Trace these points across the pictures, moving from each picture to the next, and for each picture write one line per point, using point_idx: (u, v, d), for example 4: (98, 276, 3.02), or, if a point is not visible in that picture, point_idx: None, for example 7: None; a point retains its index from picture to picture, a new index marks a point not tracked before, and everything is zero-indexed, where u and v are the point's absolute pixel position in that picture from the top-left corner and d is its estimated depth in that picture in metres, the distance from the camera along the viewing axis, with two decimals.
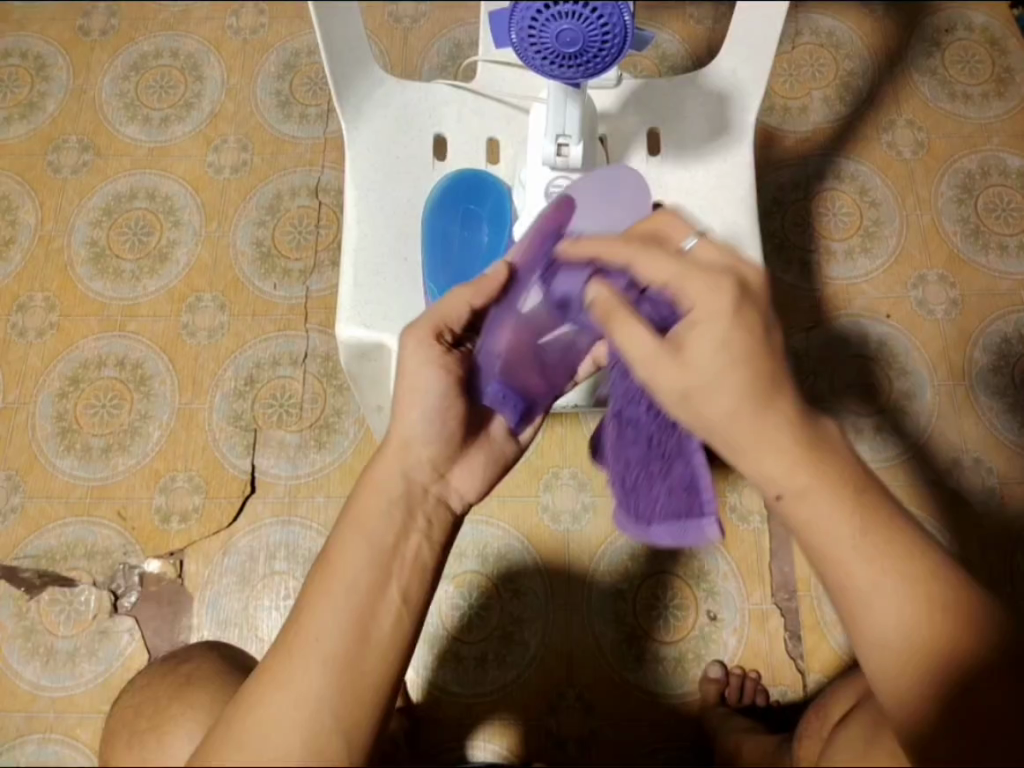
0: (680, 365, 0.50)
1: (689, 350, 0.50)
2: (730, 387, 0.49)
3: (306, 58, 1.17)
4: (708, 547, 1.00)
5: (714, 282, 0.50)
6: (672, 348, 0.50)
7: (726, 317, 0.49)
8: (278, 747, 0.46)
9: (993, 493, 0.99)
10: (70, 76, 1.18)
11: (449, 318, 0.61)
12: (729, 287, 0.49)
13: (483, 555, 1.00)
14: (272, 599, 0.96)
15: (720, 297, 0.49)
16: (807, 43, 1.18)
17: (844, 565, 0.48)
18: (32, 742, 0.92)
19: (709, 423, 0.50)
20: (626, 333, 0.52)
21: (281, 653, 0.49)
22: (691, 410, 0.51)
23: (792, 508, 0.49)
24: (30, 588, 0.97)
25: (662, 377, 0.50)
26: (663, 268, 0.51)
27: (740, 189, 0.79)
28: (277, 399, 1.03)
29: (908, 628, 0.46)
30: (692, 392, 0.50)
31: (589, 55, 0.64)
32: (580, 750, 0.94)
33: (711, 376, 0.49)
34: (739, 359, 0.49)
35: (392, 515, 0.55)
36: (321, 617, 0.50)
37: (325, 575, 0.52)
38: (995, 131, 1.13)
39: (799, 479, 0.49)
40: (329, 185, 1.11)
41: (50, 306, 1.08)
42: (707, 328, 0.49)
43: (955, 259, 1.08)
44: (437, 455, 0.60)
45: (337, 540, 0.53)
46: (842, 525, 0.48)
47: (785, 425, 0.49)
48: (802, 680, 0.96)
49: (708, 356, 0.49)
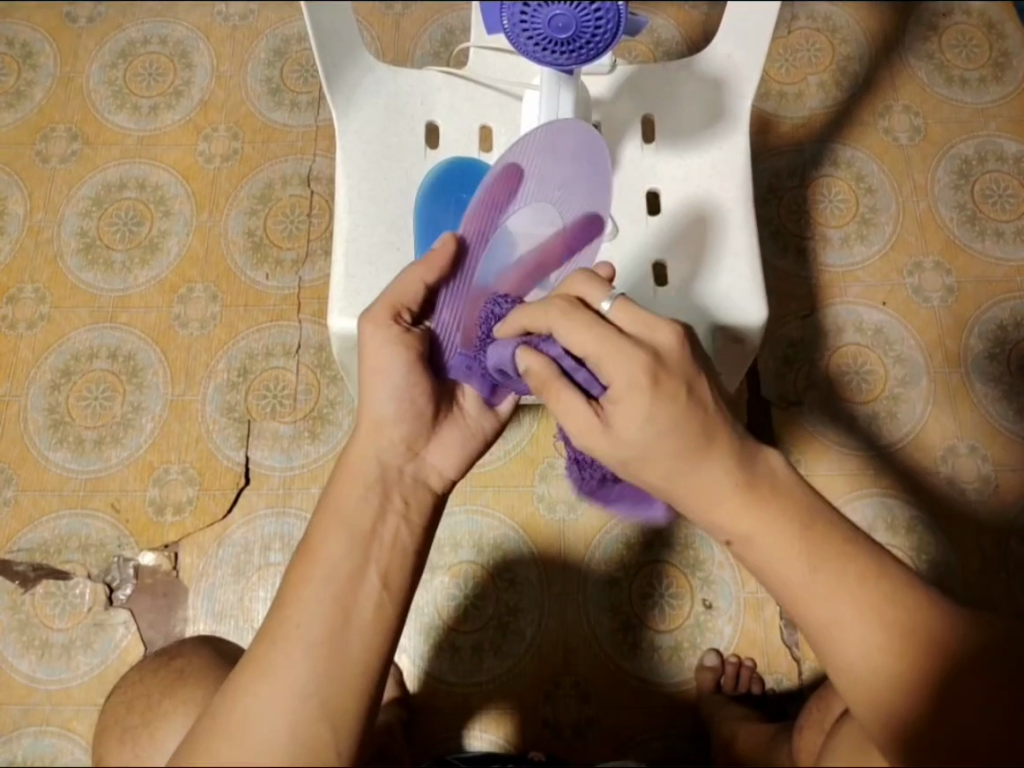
0: (609, 437, 0.50)
1: (617, 425, 0.50)
2: (665, 452, 0.49)
3: (297, 45, 1.16)
4: (702, 536, 1.00)
5: (631, 356, 0.49)
6: (602, 418, 0.51)
7: (646, 389, 0.49)
8: (267, 743, 0.45)
9: (988, 481, 0.98)
10: (58, 64, 1.16)
11: (406, 296, 0.61)
12: (644, 362, 0.49)
13: (479, 544, 1.00)
14: (267, 590, 0.96)
15: (637, 374, 0.49)
16: (803, 27, 1.17)
17: (797, 596, 0.47)
18: (29, 736, 0.92)
19: (650, 487, 0.51)
20: (564, 404, 0.52)
21: (264, 642, 0.49)
22: (632, 476, 0.51)
23: (742, 554, 0.49)
24: (25, 581, 0.97)
25: (597, 447, 0.51)
26: (583, 338, 0.51)
27: (737, 173, 0.78)
28: (271, 390, 1.03)
29: (872, 655, 0.44)
30: (628, 461, 0.51)
31: (582, 40, 0.63)
32: (577, 738, 0.94)
33: (644, 449, 0.49)
34: (665, 431, 0.49)
35: (368, 500, 0.55)
36: (302, 604, 0.49)
37: (303, 564, 0.51)
38: (993, 115, 1.12)
39: (743, 527, 0.48)
40: (320, 174, 1.10)
41: (41, 297, 1.07)
42: (628, 405, 0.49)
43: (951, 245, 1.07)
44: (410, 434, 0.60)
45: (315, 527, 0.53)
46: (792, 558, 0.47)
47: (727, 466, 0.49)
48: (798, 668, 0.96)
49: (636, 434, 0.49)
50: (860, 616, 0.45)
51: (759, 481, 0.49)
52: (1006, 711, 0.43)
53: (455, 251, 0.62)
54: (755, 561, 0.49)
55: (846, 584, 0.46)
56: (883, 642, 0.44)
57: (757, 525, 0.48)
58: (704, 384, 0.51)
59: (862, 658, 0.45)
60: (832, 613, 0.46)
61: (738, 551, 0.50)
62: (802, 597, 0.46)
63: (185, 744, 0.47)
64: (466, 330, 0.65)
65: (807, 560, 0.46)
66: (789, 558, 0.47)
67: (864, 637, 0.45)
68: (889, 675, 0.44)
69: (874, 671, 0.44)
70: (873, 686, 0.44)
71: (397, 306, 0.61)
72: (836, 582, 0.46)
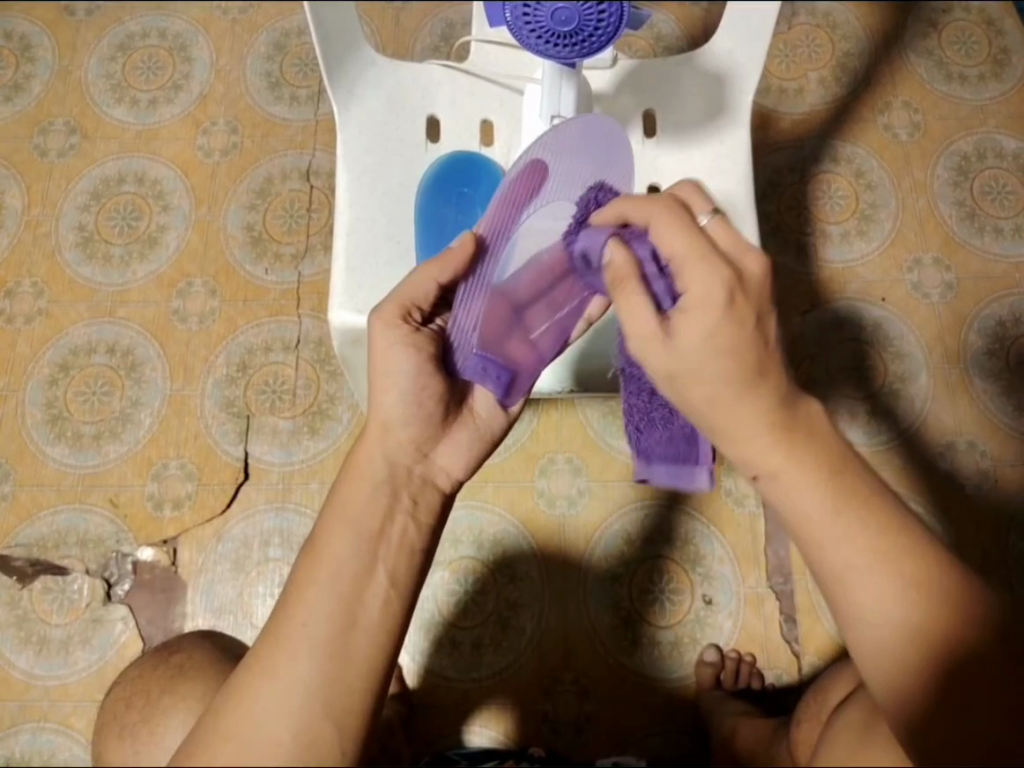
0: (669, 346, 0.48)
1: (682, 333, 0.48)
2: (716, 374, 0.47)
3: (296, 39, 1.15)
4: (702, 532, 1.00)
5: (713, 268, 0.47)
6: (666, 331, 0.49)
7: (721, 308, 0.46)
8: (272, 740, 0.45)
9: (987, 477, 0.99)
10: (55, 57, 1.16)
11: (417, 295, 0.60)
12: (727, 276, 0.46)
13: (479, 540, 1.00)
14: (266, 585, 0.96)
15: (716, 286, 0.46)
16: (803, 23, 1.17)
17: (820, 540, 0.46)
18: (27, 732, 0.91)
19: (692, 408, 0.49)
20: (631, 305, 0.50)
21: (269, 643, 0.48)
22: (676, 390, 0.49)
23: (767, 488, 0.48)
24: (22, 576, 0.96)
25: (654, 355, 0.49)
26: (674, 238, 0.48)
27: (738, 168, 0.78)
28: (270, 385, 1.02)
29: (887, 606, 0.44)
30: (679, 373, 0.48)
31: (584, 34, 0.63)
32: (577, 734, 0.94)
33: (699, 360, 0.47)
34: (729, 348, 0.46)
35: (376, 501, 0.54)
36: (309, 604, 0.49)
37: (309, 564, 0.51)
38: (991, 112, 1.12)
39: (773, 462, 0.47)
40: (320, 168, 1.10)
41: (39, 291, 1.06)
42: (696, 317, 0.47)
43: (950, 241, 1.08)
44: (419, 435, 0.58)
45: (323, 525, 0.53)
46: (818, 496, 0.46)
47: (769, 405, 0.47)
48: (798, 663, 0.97)
49: (696, 343, 0.47)
50: (869, 555, 0.45)
51: (797, 424, 0.47)
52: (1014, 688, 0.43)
53: (474, 249, 0.60)
54: (778, 499, 0.47)
55: (867, 528, 0.45)
56: (902, 596, 0.44)
57: (788, 461, 0.47)
58: (774, 318, 0.48)
59: (873, 604, 0.45)
60: (848, 558, 0.45)
61: (764, 488, 0.48)
62: (819, 536, 0.46)
63: (186, 743, 0.47)
64: (483, 333, 0.62)
65: (832, 502, 0.46)
66: (818, 501, 0.46)
67: (873, 583, 0.45)
68: (895, 619, 0.44)
69: (892, 625, 0.44)
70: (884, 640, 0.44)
71: (409, 303, 0.59)
72: (856, 524, 0.45)
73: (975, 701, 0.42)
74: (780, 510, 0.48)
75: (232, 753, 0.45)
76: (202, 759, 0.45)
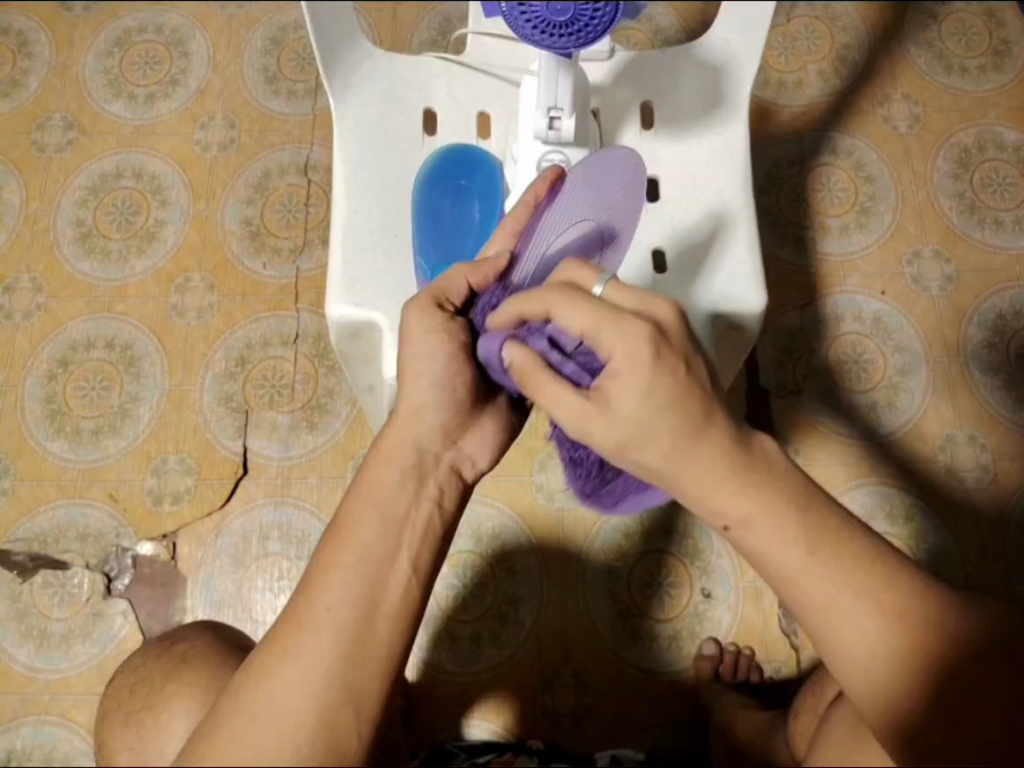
0: (606, 416, 0.46)
1: (613, 400, 0.46)
2: (663, 431, 0.45)
3: (294, 34, 1.15)
4: (702, 525, 1.00)
5: (629, 329, 0.46)
6: (597, 401, 0.47)
7: (647, 365, 0.45)
8: (291, 714, 0.44)
9: (986, 470, 0.99)
10: (52, 52, 1.16)
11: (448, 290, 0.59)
12: (646, 333, 0.45)
13: (477, 535, 1.00)
14: (266, 580, 0.96)
15: (639, 347, 0.45)
16: (802, 15, 1.17)
17: (798, 587, 0.45)
18: (28, 725, 0.92)
19: (647, 469, 0.47)
20: (550, 394, 0.48)
21: (290, 625, 0.47)
22: (628, 458, 0.47)
23: (739, 539, 0.46)
24: (23, 571, 0.97)
25: (594, 431, 0.47)
26: (581, 314, 0.47)
27: (735, 160, 0.78)
28: (269, 379, 1.02)
29: (870, 640, 0.44)
30: (626, 442, 0.46)
31: (579, 23, 0.62)
32: (576, 726, 0.95)
33: (638, 425, 0.45)
34: (666, 404, 0.45)
35: (403, 488, 0.53)
36: (332, 589, 0.48)
37: (333, 547, 0.49)
38: (992, 104, 1.12)
39: (742, 508, 0.45)
40: (318, 163, 1.10)
41: (38, 287, 1.06)
42: (628, 380, 0.45)
43: (951, 233, 1.07)
44: (449, 422, 0.57)
45: (344, 507, 0.51)
46: (789, 544, 0.45)
47: (722, 448, 0.45)
48: (796, 656, 0.97)
49: (632, 405, 0.45)
50: (848, 587, 0.44)
51: (757, 462, 0.46)
52: (1005, 699, 0.42)
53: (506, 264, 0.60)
54: (750, 547, 0.46)
55: (841, 565, 0.44)
56: (884, 627, 0.44)
57: (757, 508, 0.45)
58: (701, 361, 0.47)
59: (862, 631, 0.44)
60: (830, 594, 0.44)
61: (735, 540, 0.46)
62: (797, 579, 0.45)
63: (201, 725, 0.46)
64: None
65: (807, 545, 0.45)
66: (787, 546, 0.45)
67: (858, 606, 0.44)
68: (887, 647, 0.43)
69: (876, 653, 0.43)
70: (870, 666, 0.43)
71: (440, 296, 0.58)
72: (837, 566, 0.44)
73: (964, 721, 0.42)
74: (759, 566, 0.46)
75: (255, 732, 0.44)
76: (222, 738, 0.44)
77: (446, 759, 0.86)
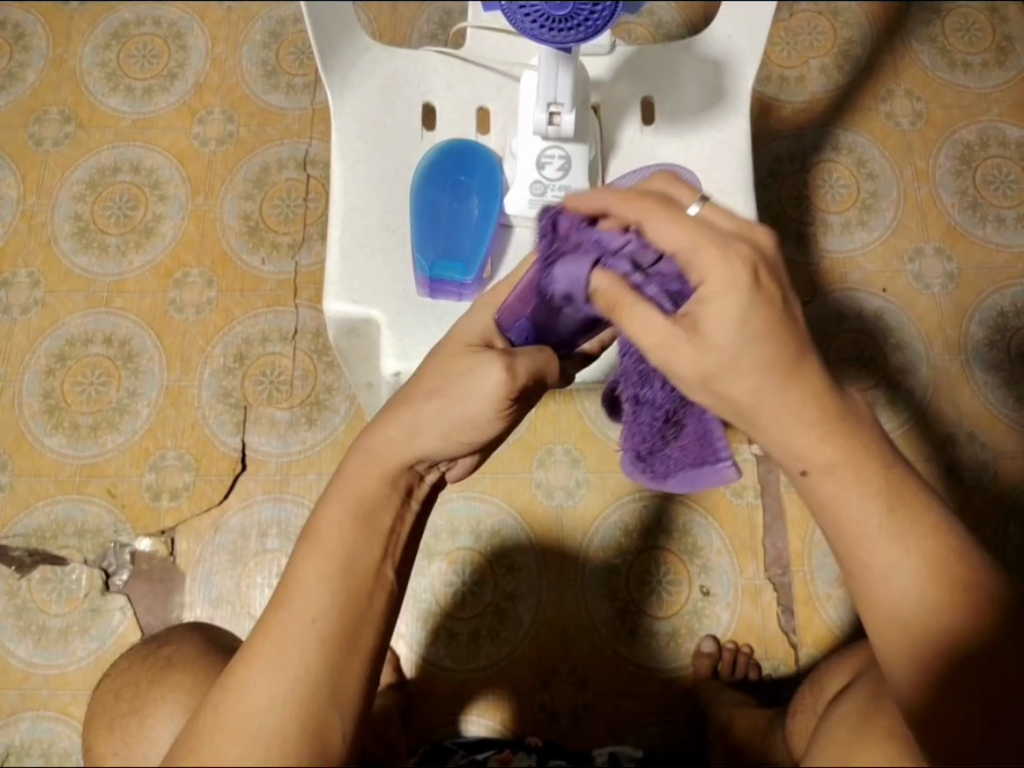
0: (697, 345, 0.42)
1: (706, 328, 0.41)
2: (755, 361, 0.41)
3: (292, 27, 1.14)
4: (701, 522, 1.00)
5: (726, 251, 0.42)
6: (687, 328, 0.42)
7: (746, 289, 0.41)
8: (273, 727, 0.41)
9: (986, 467, 0.98)
10: (49, 45, 1.15)
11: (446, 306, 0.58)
12: (744, 256, 0.42)
13: (476, 531, 1.00)
14: (265, 576, 0.96)
15: (736, 269, 0.41)
16: (804, 10, 1.16)
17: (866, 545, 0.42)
18: (26, 720, 0.92)
19: (732, 405, 0.42)
20: (636, 319, 0.44)
21: (269, 636, 0.44)
22: (713, 391, 0.42)
23: (817, 485, 0.42)
24: (21, 566, 0.96)
25: (679, 362, 0.42)
26: (673, 234, 0.43)
27: (735, 158, 0.77)
28: (267, 375, 1.02)
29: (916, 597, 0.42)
30: (712, 374, 0.42)
31: (579, 18, 0.61)
32: (573, 722, 0.95)
33: (731, 355, 0.41)
34: (764, 334, 0.41)
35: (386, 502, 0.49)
36: (313, 597, 0.45)
37: (310, 556, 0.46)
38: (995, 101, 1.11)
39: (829, 454, 0.41)
40: (317, 158, 1.09)
41: (35, 282, 1.06)
42: (724, 304, 0.41)
43: (952, 231, 1.07)
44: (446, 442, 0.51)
45: (319, 506, 0.48)
46: (869, 499, 0.42)
47: (819, 385, 0.41)
48: (795, 653, 0.97)
49: (729, 335, 0.41)
50: (898, 546, 0.42)
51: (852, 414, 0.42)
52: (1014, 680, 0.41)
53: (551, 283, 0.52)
54: (826, 496, 0.42)
55: (914, 529, 0.42)
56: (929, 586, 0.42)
57: (843, 457, 0.41)
58: (797, 299, 0.43)
59: (892, 591, 0.42)
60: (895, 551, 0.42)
61: (815, 485, 0.42)
62: (867, 537, 0.42)
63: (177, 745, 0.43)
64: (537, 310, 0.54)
65: (885, 505, 0.42)
66: (866, 496, 0.42)
67: (899, 559, 0.42)
68: (914, 615, 0.42)
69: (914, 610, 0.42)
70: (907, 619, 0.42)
71: (486, 336, 0.55)
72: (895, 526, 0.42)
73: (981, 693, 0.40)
74: (814, 505, 0.43)
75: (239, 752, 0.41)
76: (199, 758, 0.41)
77: (445, 756, 0.86)
